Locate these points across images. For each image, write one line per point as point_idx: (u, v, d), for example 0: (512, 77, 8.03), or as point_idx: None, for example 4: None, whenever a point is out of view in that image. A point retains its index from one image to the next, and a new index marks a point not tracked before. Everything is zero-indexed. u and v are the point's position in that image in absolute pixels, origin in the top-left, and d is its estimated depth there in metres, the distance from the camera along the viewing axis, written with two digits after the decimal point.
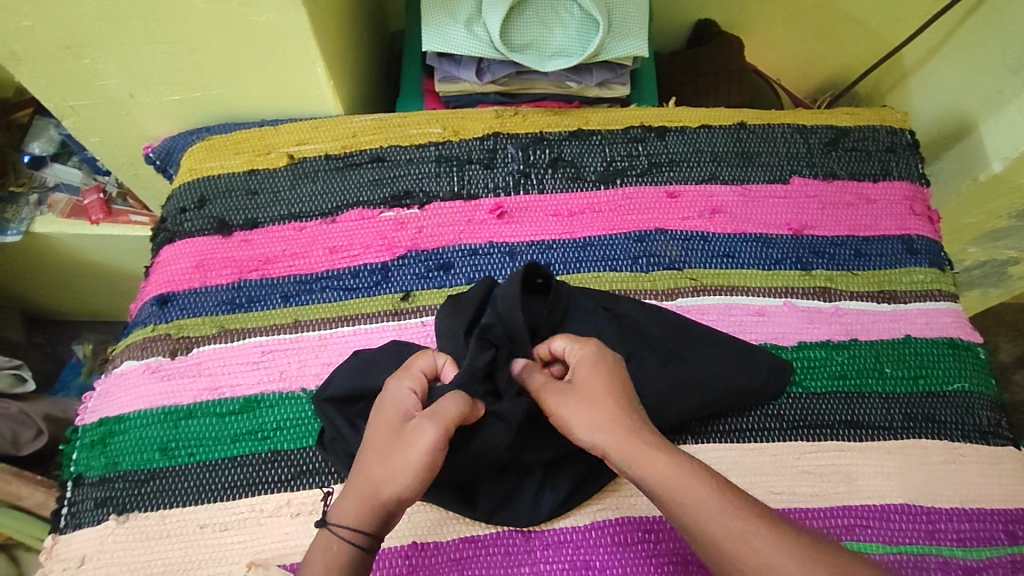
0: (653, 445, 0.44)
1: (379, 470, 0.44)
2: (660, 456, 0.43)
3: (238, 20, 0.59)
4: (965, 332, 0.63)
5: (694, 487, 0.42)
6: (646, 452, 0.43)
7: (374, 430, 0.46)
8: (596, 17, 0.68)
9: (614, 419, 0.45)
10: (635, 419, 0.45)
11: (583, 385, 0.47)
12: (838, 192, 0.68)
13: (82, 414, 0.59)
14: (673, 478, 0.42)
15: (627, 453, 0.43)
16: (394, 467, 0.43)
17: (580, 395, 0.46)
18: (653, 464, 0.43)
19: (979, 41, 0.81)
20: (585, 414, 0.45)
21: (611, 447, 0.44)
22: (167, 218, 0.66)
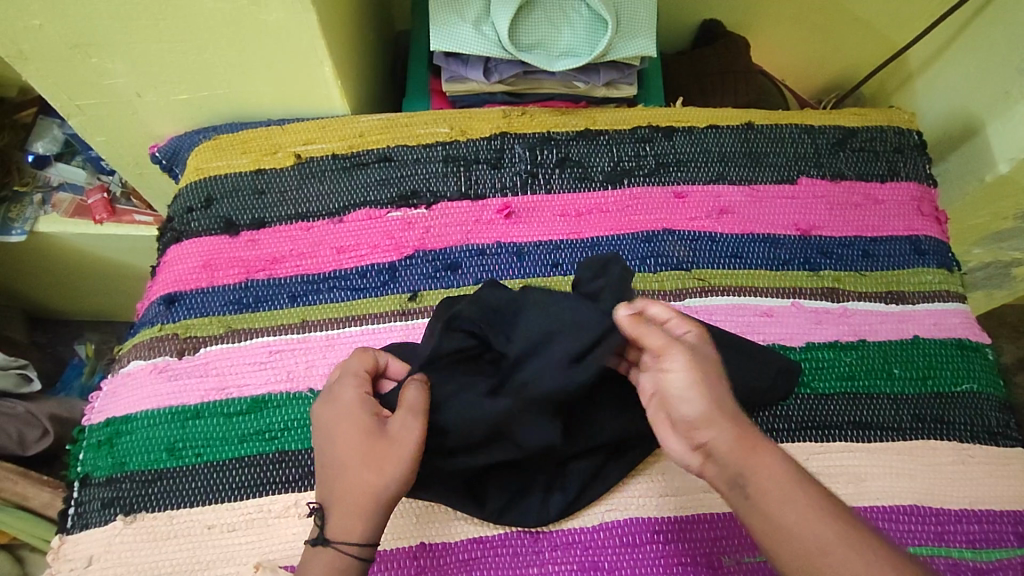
0: (766, 447, 0.44)
1: (373, 480, 0.45)
2: (772, 461, 0.43)
3: (246, 19, 0.59)
4: (973, 333, 0.63)
5: (802, 494, 0.42)
6: (760, 453, 0.43)
7: (344, 445, 0.47)
8: (604, 17, 0.68)
9: (731, 410, 0.44)
10: (744, 416, 0.45)
11: (708, 362, 0.46)
12: (845, 192, 0.68)
13: (89, 414, 0.59)
14: (786, 483, 0.42)
15: (743, 442, 0.43)
16: (389, 474, 0.45)
17: (708, 370, 0.45)
18: (767, 461, 0.43)
19: (986, 42, 0.81)
20: (709, 387, 0.45)
21: (723, 428, 0.44)
22: (174, 218, 0.66)
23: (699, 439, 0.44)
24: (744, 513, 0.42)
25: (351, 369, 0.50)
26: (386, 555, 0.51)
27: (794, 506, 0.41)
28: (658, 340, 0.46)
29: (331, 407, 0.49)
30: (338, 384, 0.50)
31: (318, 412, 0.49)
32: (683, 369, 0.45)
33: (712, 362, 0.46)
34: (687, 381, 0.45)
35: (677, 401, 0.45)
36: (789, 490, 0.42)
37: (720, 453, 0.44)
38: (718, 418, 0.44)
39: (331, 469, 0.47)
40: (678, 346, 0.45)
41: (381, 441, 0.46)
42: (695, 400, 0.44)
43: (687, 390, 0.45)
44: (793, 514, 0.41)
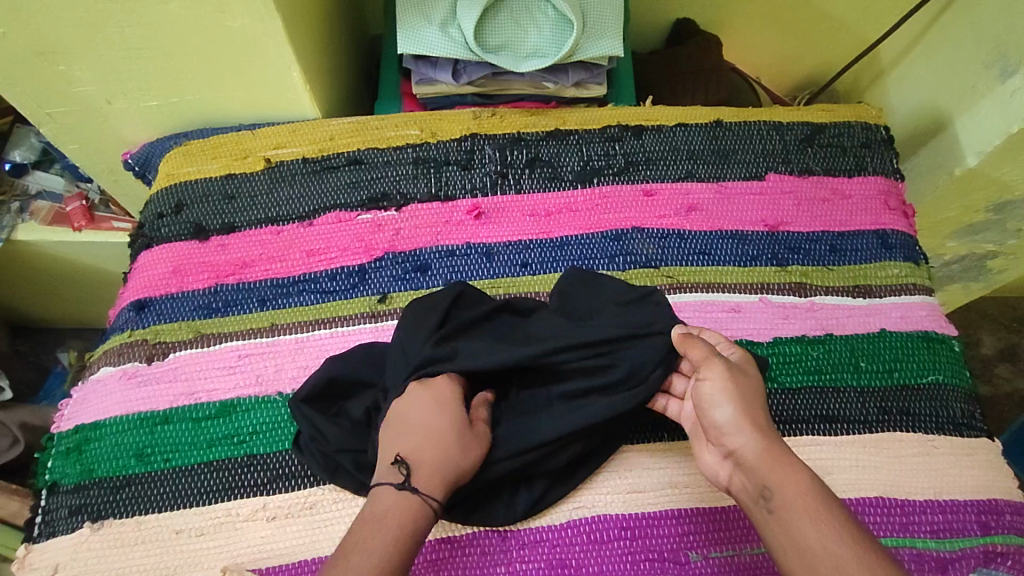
0: (797, 465, 0.46)
1: (461, 458, 0.49)
2: (801, 477, 0.45)
3: (211, 25, 0.59)
4: (939, 325, 0.64)
5: (825, 508, 0.43)
6: (787, 467, 0.45)
7: (446, 419, 0.50)
8: (570, 17, 0.68)
9: (764, 427, 0.48)
10: (778, 435, 0.48)
11: (746, 380, 0.50)
12: (814, 188, 0.69)
13: (58, 422, 0.59)
14: (810, 498, 0.44)
15: (772, 455, 0.46)
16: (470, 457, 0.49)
17: (745, 386, 0.49)
18: (795, 476, 0.45)
19: (952, 37, 0.82)
20: (742, 400, 0.48)
21: (755, 440, 0.47)
22: (145, 224, 0.66)
23: (729, 445, 0.48)
24: (763, 521, 0.45)
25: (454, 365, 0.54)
26: None
27: (812, 520, 0.42)
28: (698, 351, 0.50)
29: (434, 387, 0.51)
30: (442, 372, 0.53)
31: (415, 387, 0.51)
32: (718, 377, 0.49)
33: (751, 383, 0.50)
34: (718, 390, 0.49)
35: (707, 407, 0.49)
36: (811, 504, 0.43)
37: (747, 461, 0.47)
38: (747, 428, 0.47)
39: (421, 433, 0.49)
40: (719, 359, 0.50)
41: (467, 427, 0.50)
42: (726, 407, 0.48)
43: (718, 397, 0.49)
44: (810, 526, 0.42)
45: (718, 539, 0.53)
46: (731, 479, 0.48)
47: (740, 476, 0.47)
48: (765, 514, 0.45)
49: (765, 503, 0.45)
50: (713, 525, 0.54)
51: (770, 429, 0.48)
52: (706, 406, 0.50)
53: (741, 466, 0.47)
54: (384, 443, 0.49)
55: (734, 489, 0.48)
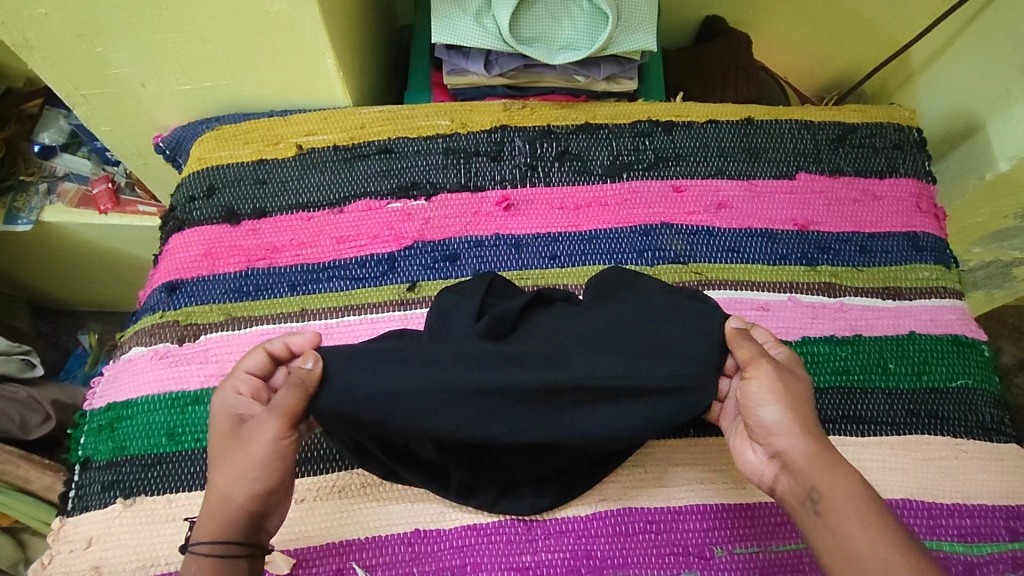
0: (847, 470, 0.45)
1: (224, 483, 0.47)
2: (850, 481, 0.45)
3: (250, 10, 0.60)
4: (969, 329, 0.63)
5: (873, 515, 0.43)
6: (838, 472, 0.45)
7: (217, 444, 0.50)
8: (605, 11, 0.68)
9: (814, 429, 0.47)
10: (827, 438, 0.47)
11: (794, 379, 0.49)
12: (845, 188, 0.68)
13: (90, 399, 0.60)
14: (859, 503, 0.44)
15: (821, 459, 0.46)
16: (239, 477, 0.47)
17: (794, 388, 0.48)
18: (844, 481, 0.45)
19: (987, 39, 0.81)
20: (792, 404, 0.48)
21: (804, 444, 0.46)
22: (176, 206, 0.67)
23: (778, 448, 0.47)
24: (809, 524, 0.45)
25: (237, 374, 0.52)
26: (383, 541, 0.52)
27: (863, 528, 0.43)
28: (748, 352, 0.49)
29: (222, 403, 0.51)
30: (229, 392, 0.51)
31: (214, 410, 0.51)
32: (767, 377, 0.48)
33: (801, 384, 0.49)
34: (768, 392, 0.48)
35: (754, 407, 0.49)
36: (860, 509, 0.43)
37: (796, 463, 0.46)
38: (797, 431, 0.47)
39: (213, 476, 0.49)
40: (767, 360, 0.49)
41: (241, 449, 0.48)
42: (775, 410, 0.48)
43: (766, 397, 0.48)
44: (859, 532, 0.43)
45: (743, 536, 0.53)
46: (776, 480, 0.48)
47: (787, 478, 0.47)
48: (812, 517, 0.45)
49: (812, 506, 0.45)
50: (739, 521, 0.54)
51: (821, 432, 0.47)
52: (753, 405, 0.48)
53: (789, 469, 0.47)
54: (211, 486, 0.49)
55: (779, 491, 0.48)
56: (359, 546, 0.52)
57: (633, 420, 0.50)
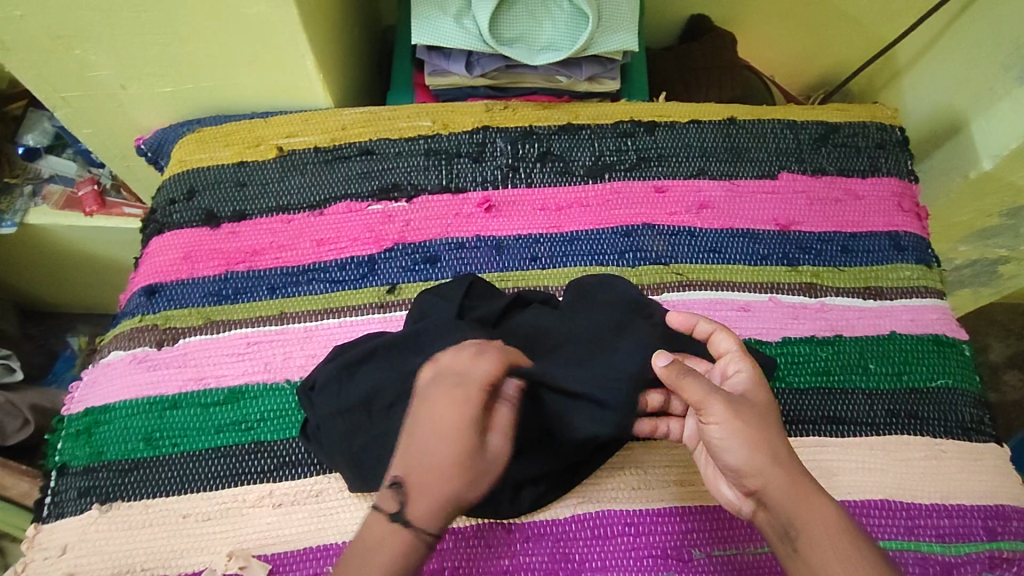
0: (820, 501, 0.44)
1: (463, 492, 0.39)
2: (825, 514, 0.44)
3: (228, 11, 0.60)
4: (950, 329, 0.63)
5: (849, 548, 0.43)
6: (813, 505, 0.44)
7: (451, 447, 0.39)
8: (586, 11, 0.67)
9: (784, 461, 0.46)
10: (798, 466, 0.46)
11: (753, 411, 0.47)
12: (827, 188, 0.68)
13: (68, 404, 0.59)
14: (837, 535, 0.43)
15: (794, 494, 0.44)
16: (482, 489, 0.40)
17: (755, 421, 0.46)
18: (818, 514, 0.44)
19: (971, 38, 0.81)
20: (756, 438, 0.46)
21: (775, 481, 0.45)
22: (156, 210, 0.67)
23: (750, 487, 0.46)
24: (788, 559, 0.44)
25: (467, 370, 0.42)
26: None
27: (841, 564, 0.42)
28: (697, 391, 0.47)
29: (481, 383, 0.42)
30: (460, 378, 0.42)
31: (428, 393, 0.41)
32: (725, 419, 0.46)
33: (763, 412, 0.48)
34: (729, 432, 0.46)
35: (718, 450, 0.47)
36: (839, 542, 0.43)
37: (770, 500, 0.45)
38: (767, 467, 0.45)
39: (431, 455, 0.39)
40: (717, 397, 0.47)
41: (479, 456, 0.40)
42: (739, 450, 0.46)
43: (729, 440, 0.46)
44: (838, 569, 0.42)
45: (721, 538, 0.53)
46: (753, 512, 0.47)
47: (763, 513, 0.46)
48: (790, 552, 0.44)
49: (790, 541, 0.44)
50: (718, 523, 0.54)
51: (792, 460, 0.46)
52: (718, 448, 0.47)
53: (764, 505, 0.46)
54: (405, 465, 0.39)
55: (756, 523, 0.47)
56: (336, 551, 0.52)
57: (609, 422, 0.50)
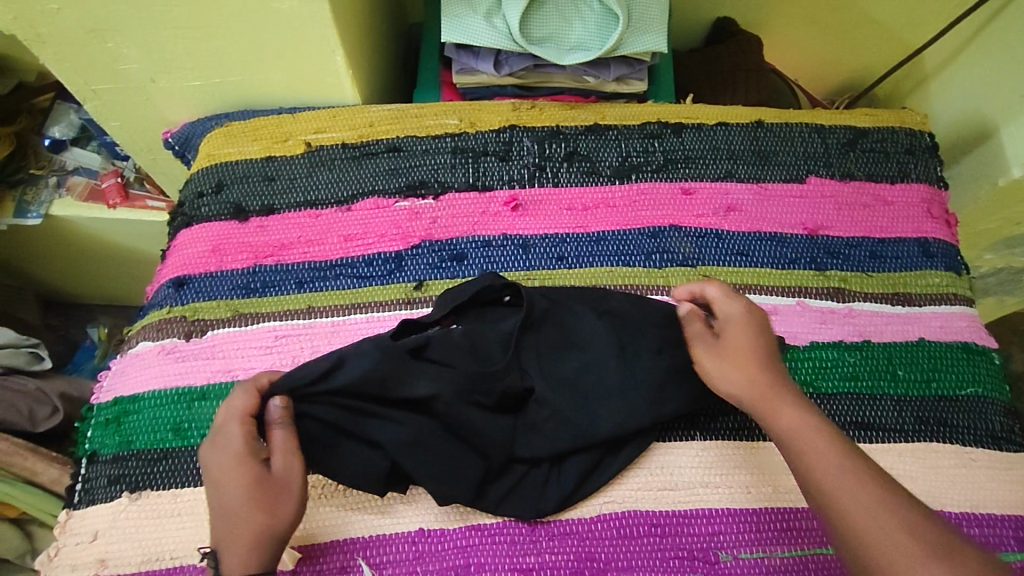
0: (790, 407, 0.49)
1: (270, 518, 0.46)
2: (800, 418, 0.49)
3: (261, 7, 0.60)
4: (980, 337, 0.63)
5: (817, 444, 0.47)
6: (782, 409, 0.49)
7: (237, 489, 0.46)
8: (616, 11, 0.67)
9: (757, 381, 0.51)
10: (780, 379, 0.51)
11: (729, 342, 0.53)
12: (855, 193, 0.68)
13: (97, 393, 0.60)
14: (812, 436, 0.47)
15: (762, 405, 0.50)
16: (280, 519, 0.46)
17: (729, 349, 0.53)
18: (786, 417, 0.49)
19: (1000, 44, 0.80)
20: (726, 365, 0.52)
21: (746, 397, 0.51)
22: (185, 202, 0.67)
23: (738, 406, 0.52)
24: None
25: (230, 411, 0.50)
26: (387, 539, 0.52)
27: (807, 458, 0.47)
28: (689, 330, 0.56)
29: (222, 435, 0.49)
30: (219, 429, 0.49)
31: (207, 451, 0.49)
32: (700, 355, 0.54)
33: (744, 341, 0.53)
34: (711, 359, 0.53)
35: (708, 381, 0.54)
36: (809, 437, 0.47)
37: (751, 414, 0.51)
38: (735, 389, 0.52)
39: (222, 506, 0.46)
40: (697, 339, 0.55)
41: (266, 483, 0.47)
42: (714, 375, 0.53)
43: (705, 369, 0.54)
44: (806, 463, 0.47)
45: (748, 541, 0.53)
46: None
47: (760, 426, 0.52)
48: None
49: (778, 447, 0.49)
50: (745, 527, 0.53)
51: (766, 379, 0.51)
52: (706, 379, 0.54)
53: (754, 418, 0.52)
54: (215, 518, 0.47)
55: None
56: (363, 545, 0.52)
57: None
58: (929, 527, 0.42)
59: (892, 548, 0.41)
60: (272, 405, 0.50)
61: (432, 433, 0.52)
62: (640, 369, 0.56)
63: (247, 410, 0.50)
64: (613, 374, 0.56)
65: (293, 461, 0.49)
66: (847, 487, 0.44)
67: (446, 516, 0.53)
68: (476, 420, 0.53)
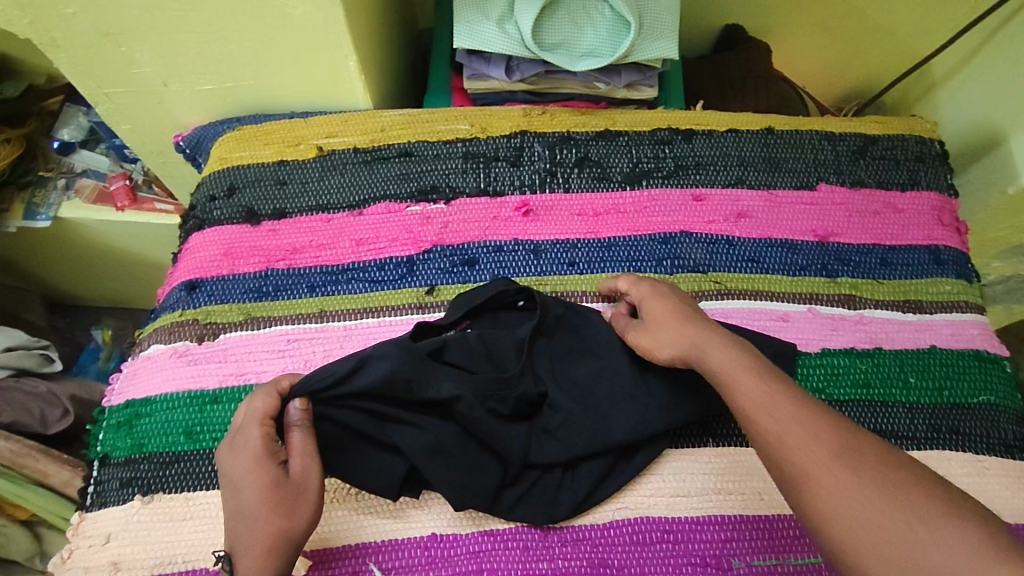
0: (714, 343, 0.50)
1: (287, 521, 0.46)
2: (726, 353, 0.49)
3: (276, 12, 0.60)
4: (991, 344, 0.63)
5: (746, 377, 0.47)
6: (709, 348, 0.50)
7: (254, 490, 0.47)
8: (628, 18, 0.68)
9: (680, 329, 0.52)
10: (705, 326, 0.52)
11: (651, 309, 0.55)
12: (865, 200, 0.68)
13: (109, 395, 0.60)
14: (737, 368, 0.48)
15: (695, 348, 0.50)
16: (298, 521, 0.47)
17: (655, 313, 0.54)
18: (714, 356, 0.49)
19: (1009, 53, 0.81)
20: (658, 328, 0.53)
21: (682, 350, 0.51)
22: (197, 206, 0.67)
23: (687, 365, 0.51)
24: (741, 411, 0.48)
25: (248, 414, 0.50)
26: (400, 544, 0.52)
27: (743, 390, 0.46)
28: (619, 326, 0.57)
29: (238, 439, 0.49)
30: (237, 432, 0.49)
31: (223, 455, 0.49)
32: (636, 335, 0.54)
33: (662, 302, 0.55)
34: (645, 333, 0.54)
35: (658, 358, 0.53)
36: (736, 372, 0.48)
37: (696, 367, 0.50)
38: (671, 339, 0.52)
39: (240, 510, 0.47)
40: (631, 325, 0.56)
41: (284, 486, 0.47)
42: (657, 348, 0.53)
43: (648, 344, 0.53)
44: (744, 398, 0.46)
45: (760, 548, 0.53)
46: None
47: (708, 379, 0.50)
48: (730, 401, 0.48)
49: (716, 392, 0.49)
50: (758, 534, 0.53)
51: (687, 322, 0.52)
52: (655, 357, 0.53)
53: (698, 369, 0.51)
54: (232, 521, 0.47)
55: None
56: (376, 549, 0.52)
57: None
58: (844, 435, 0.43)
59: (810, 459, 0.42)
60: (290, 407, 0.51)
61: (445, 438, 0.52)
62: (652, 375, 0.56)
63: (265, 413, 0.50)
64: (625, 380, 0.56)
65: (312, 464, 0.49)
66: (765, 405, 0.45)
67: (460, 521, 0.53)
68: (489, 425, 0.53)
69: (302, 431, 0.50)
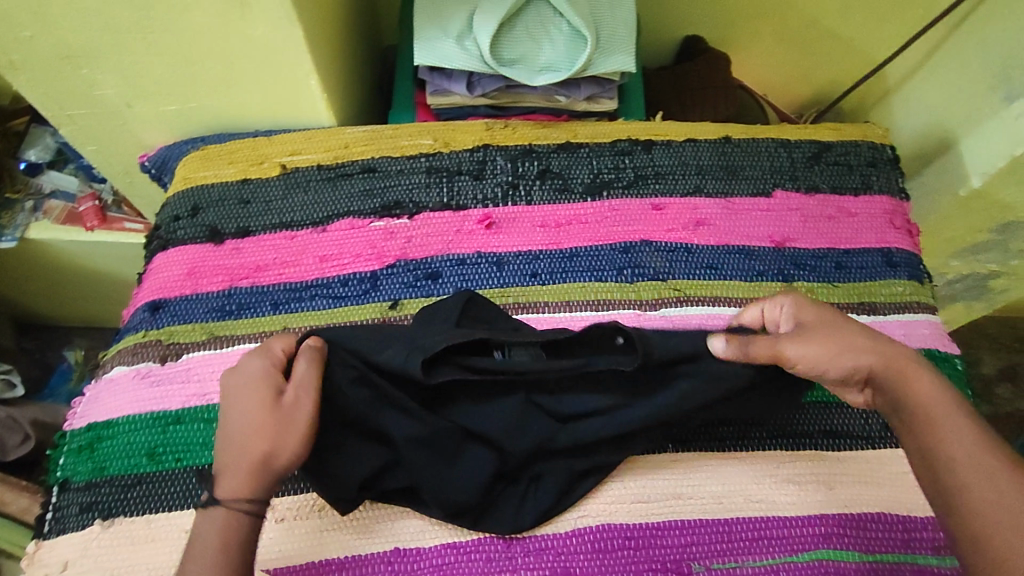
0: (923, 370, 0.49)
1: (273, 446, 0.47)
2: (936, 387, 0.48)
3: (236, 34, 0.61)
4: (942, 343, 0.64)
5: (952, 413, 0.47)
6: (919, 379, 0.49)
7: (252, 410, 0.48)
8: (584, 33, 0.69)
9: (870, 343, 0.50)
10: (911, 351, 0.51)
11: (824, 325, 0.51)
12: (820, 205, 0.70)
13: (71, 419, 0.59)
14: (948, 408, 0.47)
15: (896, 370, 0.49)
16: (285, 447, 0.47)
17: (830, 328, 0.51)
18: (921, 386, 0.48)
19: (958, 60, 0.83)
20: (839, 347, 0.50)
21: (877, 365, 0.49)
22: (161, 226, 0.67)
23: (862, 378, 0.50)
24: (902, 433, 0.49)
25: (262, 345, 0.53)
26: (362, 559, 0.52)
27: (954, 432, 0.46)
28: (766, 347, 0.51)
29: (247, 366, 0.51)
30: (247, 359, 0.51)
31: (230, 374, 0.51)
32: (808, 354, 0.50)
33: (833, 317, 0.52)
34: (818, 349, 0.50)
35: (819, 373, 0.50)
36: (944, 411, 0.47)
37: (880, 384, 0.49)
38: (865, 351, 0.50)
39: (234, 429, 0.48)
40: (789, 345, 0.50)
41: (279, 413, 0.48)
42: (835, 364, 0.50)
43: (821, 362, 0.50)
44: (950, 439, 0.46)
45: (720, 551, 0.54)
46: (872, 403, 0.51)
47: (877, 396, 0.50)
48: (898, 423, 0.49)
49: (902, 417, 0.49)
50: (717, 537, 0.54)
51: (886, 341, 0.51)
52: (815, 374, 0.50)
53: (876, 387, 0.50)
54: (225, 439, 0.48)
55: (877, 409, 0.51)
56: (338, 566, 0.52)
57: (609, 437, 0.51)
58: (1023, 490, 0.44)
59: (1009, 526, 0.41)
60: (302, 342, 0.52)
61: None
62: None
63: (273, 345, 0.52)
64: None
65: (311, 394, 0.49)
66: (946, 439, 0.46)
67: (423, 534, 0.53)
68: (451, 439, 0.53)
69: (307, 361, 0.50)
